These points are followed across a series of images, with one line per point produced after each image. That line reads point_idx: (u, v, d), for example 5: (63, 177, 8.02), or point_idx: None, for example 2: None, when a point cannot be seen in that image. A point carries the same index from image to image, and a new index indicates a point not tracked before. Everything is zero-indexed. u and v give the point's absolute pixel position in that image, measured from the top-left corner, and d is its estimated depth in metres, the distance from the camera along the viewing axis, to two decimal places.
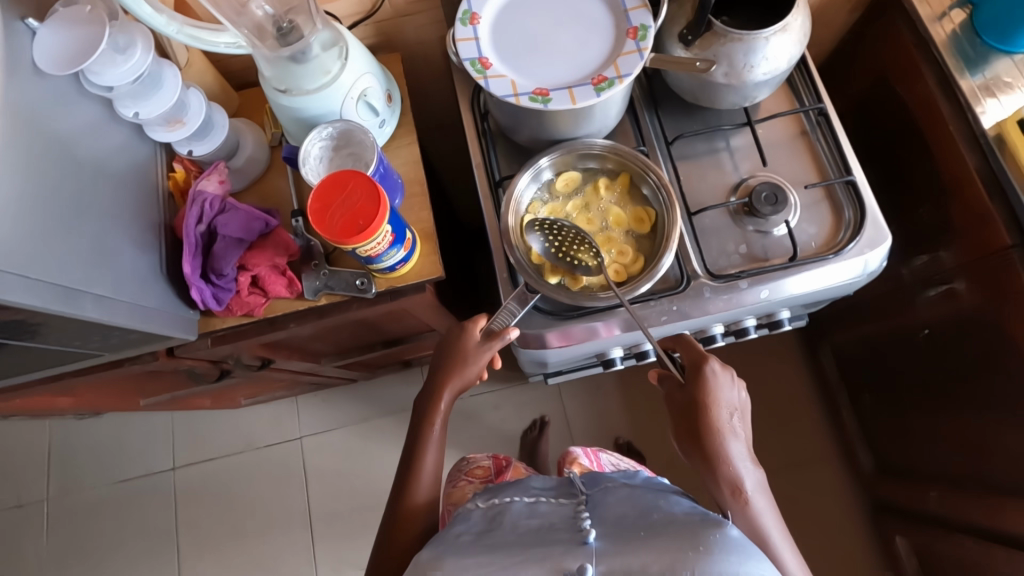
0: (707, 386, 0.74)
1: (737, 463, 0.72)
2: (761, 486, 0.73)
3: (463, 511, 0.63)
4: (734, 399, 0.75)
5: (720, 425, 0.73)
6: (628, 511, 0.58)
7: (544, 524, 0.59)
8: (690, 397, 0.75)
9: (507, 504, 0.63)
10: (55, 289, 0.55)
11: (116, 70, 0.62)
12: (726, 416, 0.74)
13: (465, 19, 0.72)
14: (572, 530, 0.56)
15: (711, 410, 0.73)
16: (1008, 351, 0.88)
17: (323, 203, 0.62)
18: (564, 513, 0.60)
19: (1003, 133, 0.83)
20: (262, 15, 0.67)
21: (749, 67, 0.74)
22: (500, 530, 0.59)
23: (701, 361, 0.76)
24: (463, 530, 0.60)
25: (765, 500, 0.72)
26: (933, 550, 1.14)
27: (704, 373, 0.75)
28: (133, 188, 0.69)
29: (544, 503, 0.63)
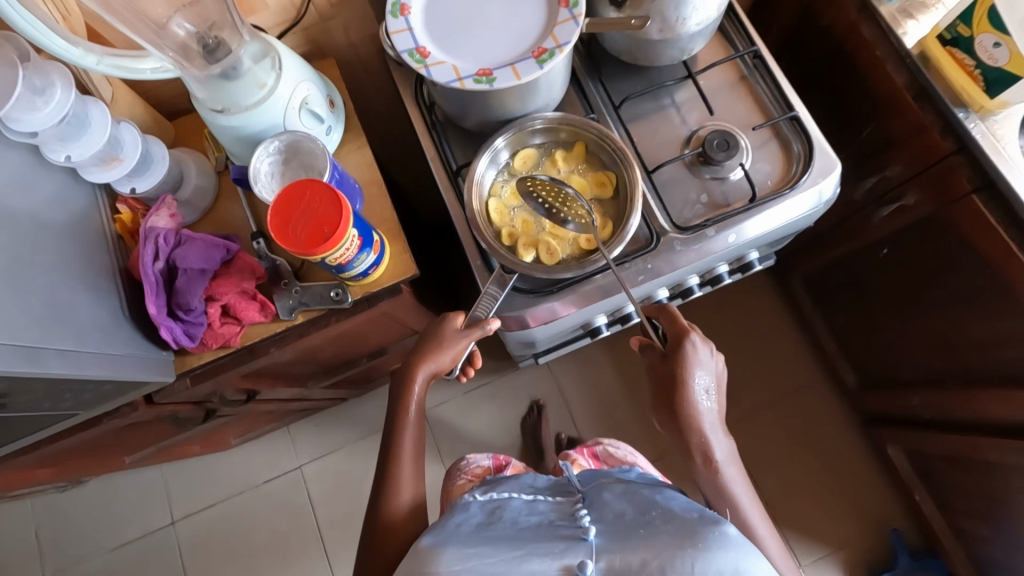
0: (685, 362, 0.75)
1: (709, 433, 0.75)
2: (730, 452, 0.77)
3: (462, 502, 0.66)
4: (710, 372, 0.76)
5: (696, 399, 0.75)
6: (624, 506, 0.60)
7: (544, 520, 0.61)
8: (670, 371, 0.76)
9: (507, 499, 0.66)
10: (16, 350, 0.52)
11: (37, 115, 0.59)
12: (702, 389, 0.75)
13: (395, 11, 0.71)
14: (571, 527, 0.58)
15: (688, 385, 0.75)
16: (964, 254, 0.93)
17: (283, 219, 0.60)
18: (560, 511, 0.63)
19: (927, 50, 0.89)
20: (184, 35, 0.64)
21: (682, 19, 0.75)
22: (499, 524, 0.60)
23: (682, 336, 0.76)
24: (462, 520, 0.61)
25: (733, 463, 0.76)
26: (926, 452, 1.21)
27: (685, 347, 0.75)
28: (78, 236, 0.65)
29: (541, 501, 0.66)
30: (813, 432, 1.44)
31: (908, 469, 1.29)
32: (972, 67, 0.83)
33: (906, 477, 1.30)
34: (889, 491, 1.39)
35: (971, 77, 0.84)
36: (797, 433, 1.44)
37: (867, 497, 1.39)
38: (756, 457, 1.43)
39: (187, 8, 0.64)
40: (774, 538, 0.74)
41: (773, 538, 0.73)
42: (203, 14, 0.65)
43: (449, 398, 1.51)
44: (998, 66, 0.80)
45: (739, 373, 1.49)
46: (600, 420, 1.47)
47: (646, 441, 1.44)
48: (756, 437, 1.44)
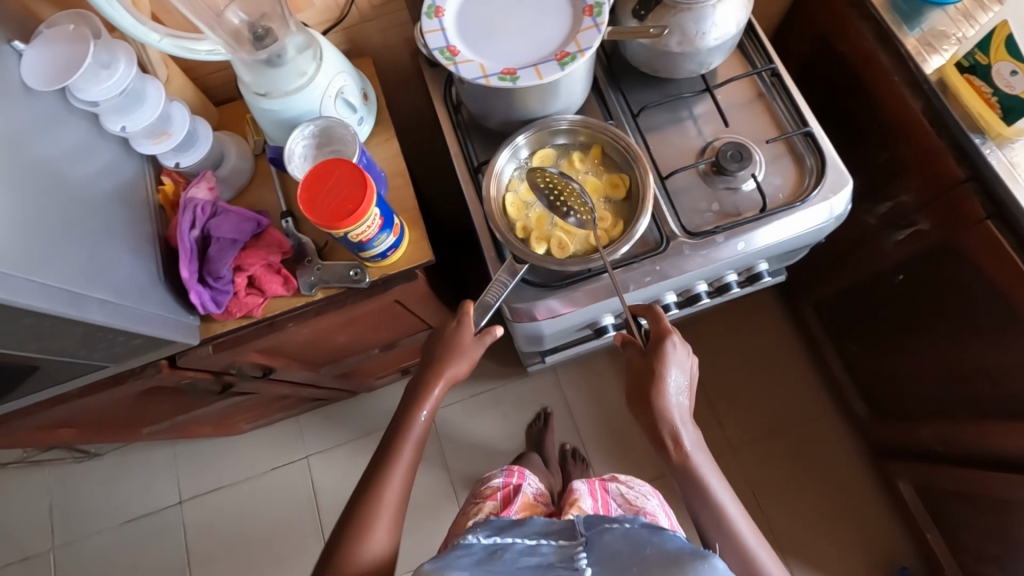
0: (662, 360, 0.77)
1: (680, 425, 0.77)
2: (700, 442, 0.78)
3: (462, 541, 0.62)
4: (684, 368, 0.78)
5: (668, 393, 0.77)
6: (624, 547, 0.59)
7: (544, 562, 0.60)
8: (648, 366, 0.78)
9: (508, 542, 0.62)
10: (61, 293, 0.56)
11: (99, 86, 0.64)
12: (675, 384, 0.77)
13: (430, 13, 0.76)
14: (568, 571, 0.59)
15: (663, 380, 0.77)
16: (978, 280, 0.92)
17: (311, 193, 0.64)
18: (564, 553, 0.61)
19: (944, 78, 0.90)
20: (238, 23, 0.70)
21: (701, 33, 0.79)
22: (499, 564, 0.60)
23: (662, 335, 0.78)
24: (462, 554, 0.60)
25: (704, 452, 0.78)
26: (937, 487, 1.18)
27: (664, 345, 0.77)
28: (124, 200, 0.71)
29: (544, 545, 0.62)
30: (821, 462, 1.42)
31: (919, 506, 1.26)
32: (989, 94, 0.84)
33: (916, 513, 1.27)
34: (899, 528, 1.36)
35: (988, 105, 0.85)
36: (806, 462, 1.42)
37: (876, 532, 1.36)
38: (762, 483, 1.41)
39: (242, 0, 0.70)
40: (745, 519, 0.75)
41: (745, 521, 0.75)
42: (257, 5, 0.70)
43: (456, 400, 1.53)
44: (1014, 93, 0.81)
45: (748, 396, 1.48)
46: (604, 433, 1.47)
47: (650, 458, 1.44)
48: (762, 463, 1.42)
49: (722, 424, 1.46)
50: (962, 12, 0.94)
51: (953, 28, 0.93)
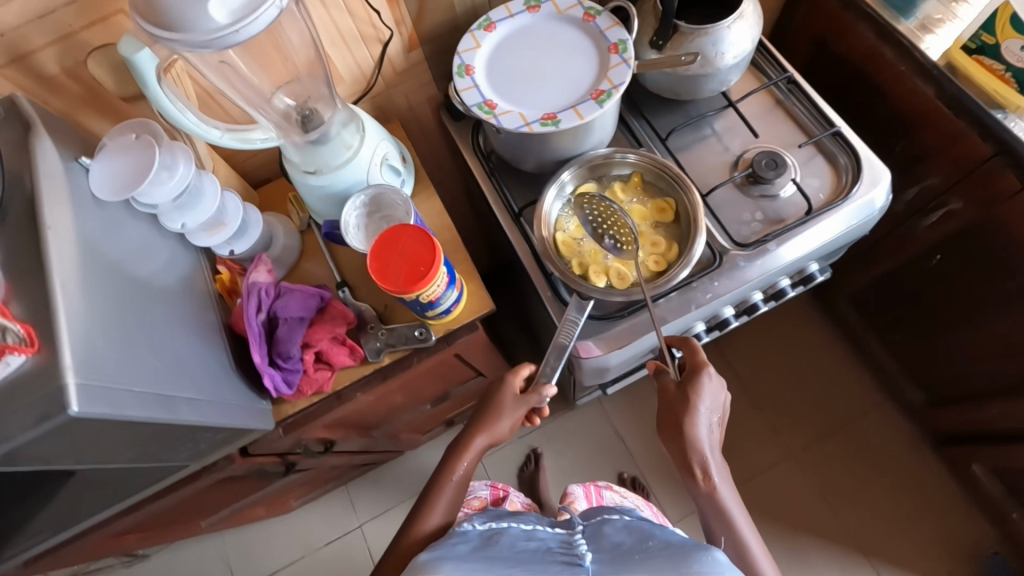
0: (697, 393, 0.74)
1: (710, 457, 0.75)
2: (727, 475, 0.77)
3: (460, 528, 0.65)
4: (717, 400, 0.76)
5: (700, 423, 0.74)
6: (624, 537, 0.63)
7: (540, 547, 0.63)
8: (681, 396, 0.75)
9: (505, 527, 0.65)
10: (153, 397, 0.56)
11: (163, 188, 0.65)
12: (706, 416, 0.75)
13: (461, 72, 0.78)
14: (568, 555, 0.61)
15: (696, 413, 0.74)
16: (1023, 251, 0.93)
17: (381, 261, 0.65)
18: (563, 541, 0.64)
19: (952, 61, 0.93)
20: (286, 108, 0.72)
21: (720, 54, 0.82)
22: (495, 547, 0.61)
23: (698, 367, 0.76)
24: (459, 541, 0.61)
25: (730, 485, 0.77)
26: (1014, 465, 1.15)
27: (700, 376, 0.75)
28: (187, 295, 0.71)
29: (540, 530, 0.67)
30: (886, 454, 1.38)
31: (997, 487, 1.23)
32: (1002, 70, 0.87)
33: (996, 495, 1.23)
34: (979, 513, 1.31)
35: (1003, 80, 0.88)
36: (870, 457, 1.39)
37: (956, 520, 1.31)
38: (830, 485, 1.37)
39: (288, 85, 0.73)
40: (768, 562, 0.73)
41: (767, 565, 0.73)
42: (302, 89, 0.73)
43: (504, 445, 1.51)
44: None
45: (799, 397, 1.46)
46: (660, 456, 1.44)
47: None
48: (826, 464, 1.39)
49: (778, 430, 1.43)
50: None
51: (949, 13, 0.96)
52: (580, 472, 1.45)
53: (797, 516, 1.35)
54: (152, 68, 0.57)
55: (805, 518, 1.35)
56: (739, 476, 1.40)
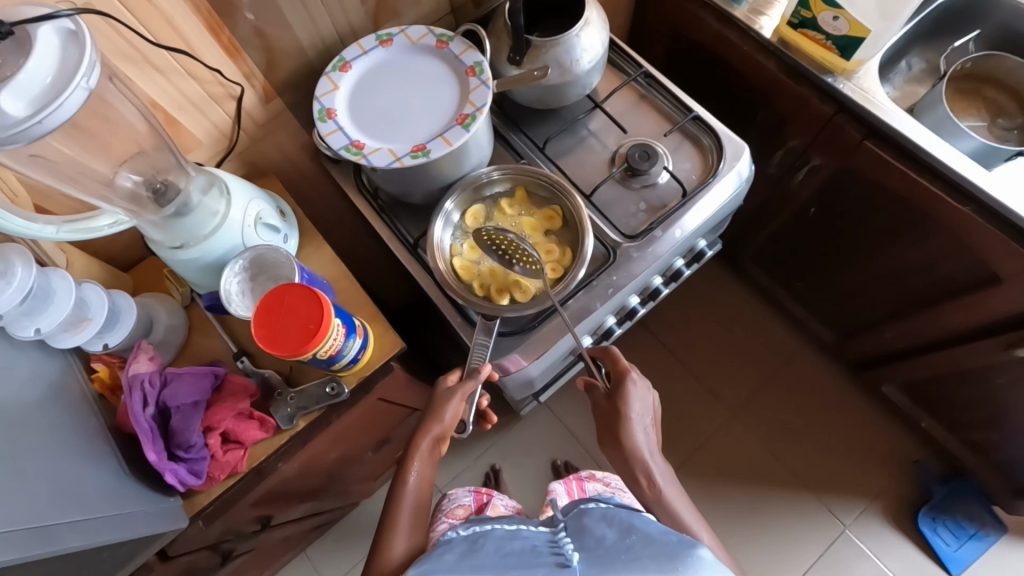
0: (625, 399, 0.79)
1: (651, 461, 0.77)
2: (674, 480, 0.78)
3: (445, 538, 0.60)
4: (647, 405, 0.81)
5: (634, 429, 0.78)
6: (606, 529, 0.58)
7: (526, 549, 0.57)
8: (611, 404, 0.81)
9: (488, 532, 0.60)
10: (30, 533, 0.50)
11: (2, 295, 0.59)
12: (640, 423, 0.79)
13: (323, 116, 0.77)
14: (555, 554, 0.54)
15: (630, 418, 0.79)
16: (875, 192, 1.03)
17: (267, 327, 0.62)
18: (549, 539, 0.58)
19: (783, 36, 1.01)
20: (133, 185, 0.67)
21: (575, 61, 0.85)
22: (483, 552, 0.56)
23: (622, 374, 0.81)
24: (446, 551, 0.57)
25: (679, 492, 0.77)
26: (916, 379, 1.27)
27: (626, 383, 0.80)
28: (61, 405, 0.64)
29: (525, 529, 0.61)
30: (813, 394, 1.48)
31: (906, 401, 1.35)
32: (823, 40, 0.96)
33: (907, 408, 1.35)
34: (898, 428, 1.44)
35: (826, 48, 0.97)
36: (800, 399, 1.48)
37: (882, 440, 1.43)
38: (771, 434, 1.45)
39: (132, 160, 0.66)
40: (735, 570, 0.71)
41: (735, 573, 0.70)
42: (149, 162, 0.67)
43: (461, 471, 1.48)
44: (843, 34, 0.92)
45: (728, 358, 1.53)
46: None
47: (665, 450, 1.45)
48: (764, 415, 1.47)
49: (715, 394, 1.50)
50: None
51: None
52: (541, 480, 1.45)
53: (748, 471, 1.42)
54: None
55: (755, 470, 1.43)
56: (690, 446, 1.46)
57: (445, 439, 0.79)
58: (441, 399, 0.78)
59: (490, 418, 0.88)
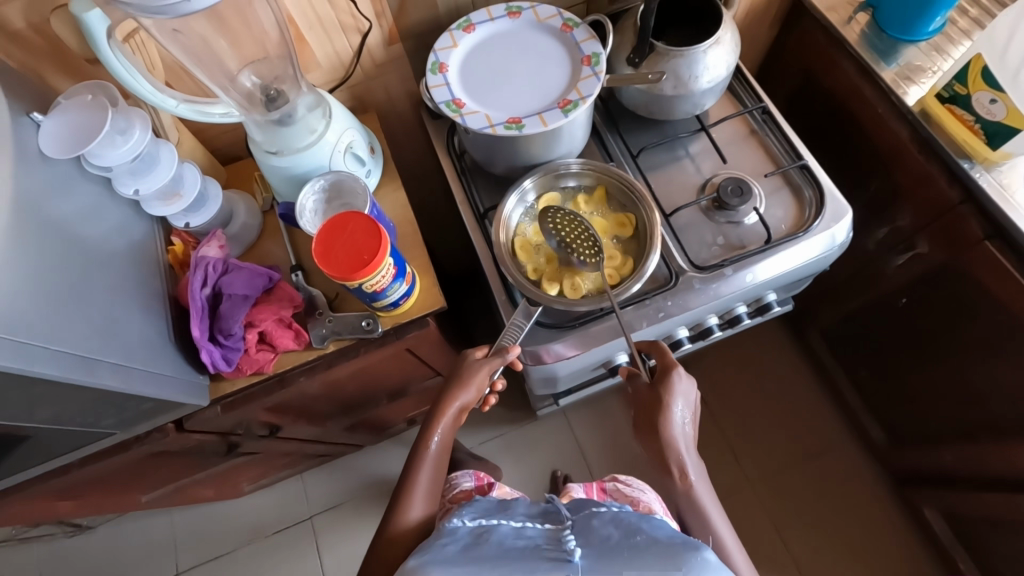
0: (669, 391, 0.77)
1: (684, 455, 0.77)
2: (703, 473, 0.78)
3: (449, 526, 0.58)
4: (689, 397, 0.79)
5: (673, 424, 0.76)
6: (612, 530, 0.55)
7: (530, 544, 0.55)
8: (653, 397, 0.78)
9: (494, 525, 0.58)
10: (72, 358, 0.56)
11: (115, 151, 0.66)
12: (680, 417, 0.77)
13: (434, 69, 0.79)
14: (556, 550, 0.54)
15: (670, 412, 0.77)
16: (980, 299, 0.93)
17: (326, 246, 0.65)
18: (551, 535, 0.56)
19: (927, 108, 0.93)
20: (251, 86, 0.73)
21: (694, 77, 0.82)
22: (486, 546, 0.54)
23: (667, 367, 0.77)
24: (448, 543, 0.55)
25: (705, 484, 0.78)
26: (968, 514, 1.14)
27: (670, 377, 0.77)
28: (136, 263, 0.70)
29: (530, 526, 0.58)
30: (845, 493, 1.36)
31: (948, 534, 1.22)
32: (971, 121, 0.86)
33: (948, 544, 1.22)
34: (931, 562, 1.29)
35: (972, 131, 0.87)
36: (829, 493, 1.37)
37: (908, 569, 1.29)
38: (786, 518, 1.36)
39: (256, 64, 0.73)
40: (746, 559, 0.75)
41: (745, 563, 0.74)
42: (269, 68, 0.73)
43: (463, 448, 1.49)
44: (997, 120, 0.83)
45: (764, 426, 1.44)
46: (620, 476, 1.42)
47: None
48: (784, 496, 1.37)
49: (739, 458, 1.41)
50: (935, 45, 0.98)
51: (930, 62, 0.97)
52: (537, 484, 1.43)
53: (748, 548, 1.33)
54: (103, 29, 0.57)
55: (758, 549, 1.34)
56: None
57: (467, 410, 0.80)
58: (468, 371, 0.79)
59: (492, 404, 0.85)
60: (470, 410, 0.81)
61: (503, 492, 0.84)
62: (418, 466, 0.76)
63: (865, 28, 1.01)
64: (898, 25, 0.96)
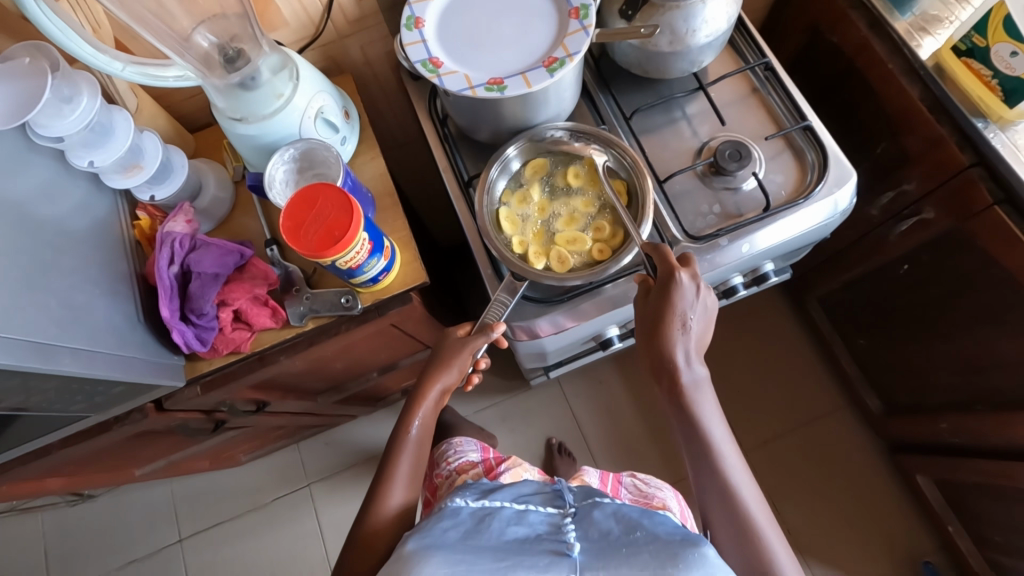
0: (670, 299, 0.68)
1: (683, 363, 0.70)
2: (705, 380, 0.72)
3: (450, 506, 0.55)
4: (699, 305, 0.69)
5: (676, 332, 0.69)
6: (613, 524, 0.53)
7: (531, 534, 0.53)
8: (652, 306, 0.69)
9: (496, 508, 0.55)
10: (28, 346, 0.53)
11: (63, 121, 0.62)
12: (684, 323, 0.69)
13: (410, 25, 0.73)
14: (556, 542, 0.52)
15: (674, 319, 0.68)
16: (983, 266, 0.89)
17: (295, 222, 0.62)
18: (553, 523, 0.55)
19: (941, 62, 0.87)
20: (207, 46, 0.68)
21: (691, 31, 0.76)
22: (486, 535, 0.52)
23: (669, 273, 0.68)
24: (449, 526, 0.52)
25: (705, 389, 0.72)
26: (957, 480, 1.14)
27: (670, 284, 0.68)
28: (97, 242, 0.66)
29: (534, 513, 0.56)
30: (837, 458, 1.37)
31: (938, 497, 1.22)
32: (990, 77, 0.80)
33: (938, 507, 1.23)
34: (920, 524, 1.31)
35: (988, 87, 0.81)
36: (822, 459, 1.37)
37: (896, 531, 1.31)
38: (780, 484, 1.36)
39: (211, 21, 0.68)
40: (745, 474, 0.69)
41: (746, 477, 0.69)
42: (226, 26, 0.68)
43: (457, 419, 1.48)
44: (1016, 75, 0.77)
45: (758, 393, 1.43)
46: (614, 445, 1.42)
47: (661, 465, 1.39)
48: (777, 463, 1.38)
49: (734, 426, 1.41)
50: None
51: (947, 11, 0.89)
52: (531, 452, 1.43)
53: None
54: None
55: None
56: None
57: (450, 391, 0.78)
58: (451, 349, 0.77)
59: (475, 382, 0.83)
60: (457, 387, 0.79)
61: (511, 464, 0.85)
62: (398, 454, 0.73)
63: None
64: None
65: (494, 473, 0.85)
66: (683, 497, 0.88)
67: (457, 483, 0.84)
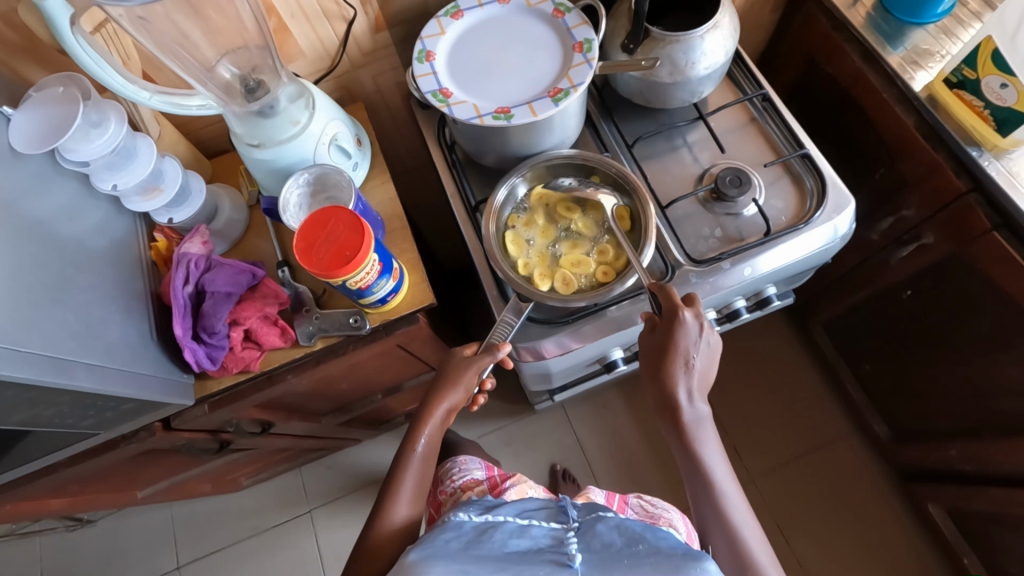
0: (674, 336, 0.68)
1: (689, 402, 0.71)
2: (709, 419, 0.72)
3: (454, 519, 0.56)
4: (702, 344, 0.69)
5: (679, 369, 0.69)
6: (615, 537, 0.53)
7: (534, 545, 0.53)
8: (658, 344, 0.69)
9: (499, 521, 0.56)
10: (46, 360, 0.55)
11: (90, 145, 0.65)
12: (689, 361, 0.69)
13: (421, 57, 0.77)
14: (557, 553, 0.51)
15: (678, 356, 0.68)
16: (984, 291, 0.90)
17: (307, 242, 0.64)
18: (556, 537, 0.54)
19: (934, 93, 0.89)
20: (229, 77, 0.71)
21: (691, 64, 0.79)
22: (488, 545, 0.52)
23: (673, 310, 0.67)
24: (451, 537, 0.53)
25: (709, 428, 0.72)
26: (970, 510, 1.12)
27: (677, 322, 0.67)
28: (116, 262, 0.69)
29: (536, 526, 0.56)
30: (846, 486, 1.35)
31: (951, 528, 1.20)
32: (981, 107, 0.82)
33: (951, 538, 1.20)
34: (934, 557, 1.27)
35: (982, 117, 0.83)
36: (831, 487, 1.35)
37: (909, 564, 1.28)
38: (789, 513, 1.33)
39: (233, 53, 0.72)
40: (744, 505, 0.70)
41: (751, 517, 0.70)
42: (248, 58, 0.72)
43: None
44: (1007, 105, 0.79)
45: (764, 419, 1.42)
46: (619, 470, 1.40)
47: (667, 493, 1.37)
48: (786, 491, 1.35)
49: (741, 452, 1.39)
50: (942, 29, 0.94)
51: (937, 45, 0.92)
52: (536, 477, 1.42)
53: None
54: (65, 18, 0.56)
55: None
56: None
57: (456, 410, 0.79)
58: (457, 369, 0.77)
59: (480, 403, 0.83)
60: (463, 406, 0.79)
61: (515, 481, 0.85)
62: (402, 471, 0.73)
63: (871, 10, 0.97)
64: (904, 7, 0.92)
65: (499, 490, 0.85)
66: (690, 517, 0.88)
67: (462, 500, 0.84)
